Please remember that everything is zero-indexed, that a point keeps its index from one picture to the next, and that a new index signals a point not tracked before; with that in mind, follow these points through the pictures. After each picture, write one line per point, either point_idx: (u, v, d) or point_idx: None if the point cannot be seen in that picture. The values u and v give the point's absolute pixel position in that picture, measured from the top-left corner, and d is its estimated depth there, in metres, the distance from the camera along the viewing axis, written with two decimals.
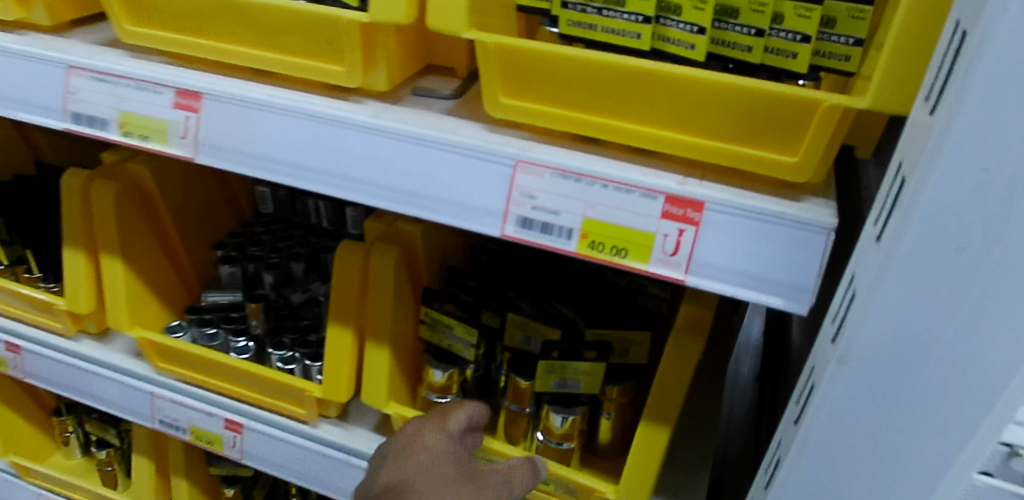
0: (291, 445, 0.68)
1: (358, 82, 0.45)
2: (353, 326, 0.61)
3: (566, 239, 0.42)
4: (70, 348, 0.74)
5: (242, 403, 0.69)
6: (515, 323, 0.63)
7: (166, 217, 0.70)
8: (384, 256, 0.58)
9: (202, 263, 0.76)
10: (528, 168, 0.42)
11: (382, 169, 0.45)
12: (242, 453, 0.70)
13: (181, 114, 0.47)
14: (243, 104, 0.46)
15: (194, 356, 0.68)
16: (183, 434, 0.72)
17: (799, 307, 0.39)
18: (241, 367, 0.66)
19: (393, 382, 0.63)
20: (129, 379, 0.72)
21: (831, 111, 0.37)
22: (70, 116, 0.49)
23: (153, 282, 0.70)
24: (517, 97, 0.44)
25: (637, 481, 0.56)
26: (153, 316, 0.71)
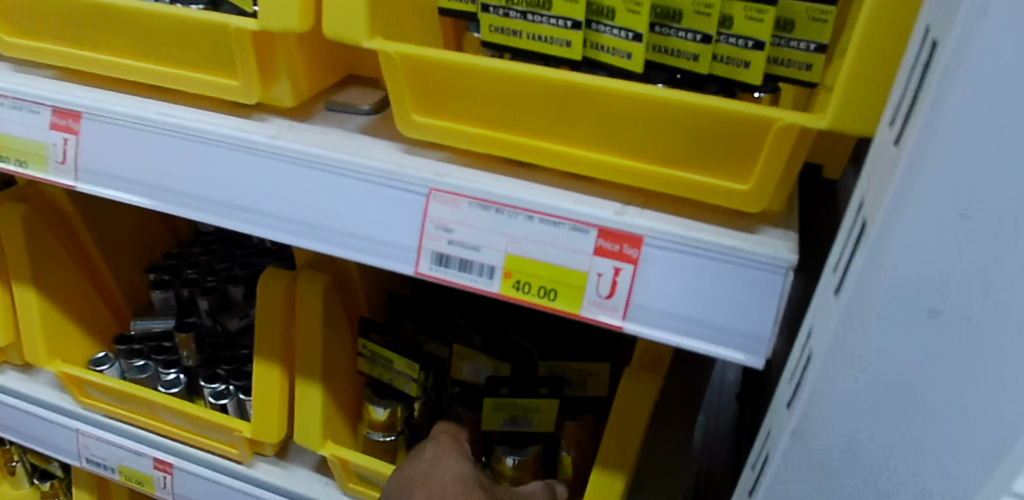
0: (223, 487, 0.62)
1: (256, 98, 0.40)
2: (282, 360, 0.56)
3: (488, 277, 0.36)
4: None
5: (172, 441, 0.64)
6: (461, 355, 0.56)
7: (87, 240, 0.66)
8: (312, 284, 0.53)
9: (133, 288, 0.72)
10: (443, 198, 0.37)
11: (285, 198, 0.39)
12: (173, 495, 0.65)
13: (59, 136, 0.42)
14: (133, 126, 0.41)
15: (117, 391, 0.62)
16: (112, 473, 0.67)
17: (753, 359, 0.33)
18: (166, 404, 0.61)
19: (329, 420, 0.58)
20: (54, 414, 0.67)
21: (786, 131, 0.31)
22: None
23: (74, 311, 0.65)
24: (433, 115, 0.38)
25: None
26: (76, 347, 0.66)
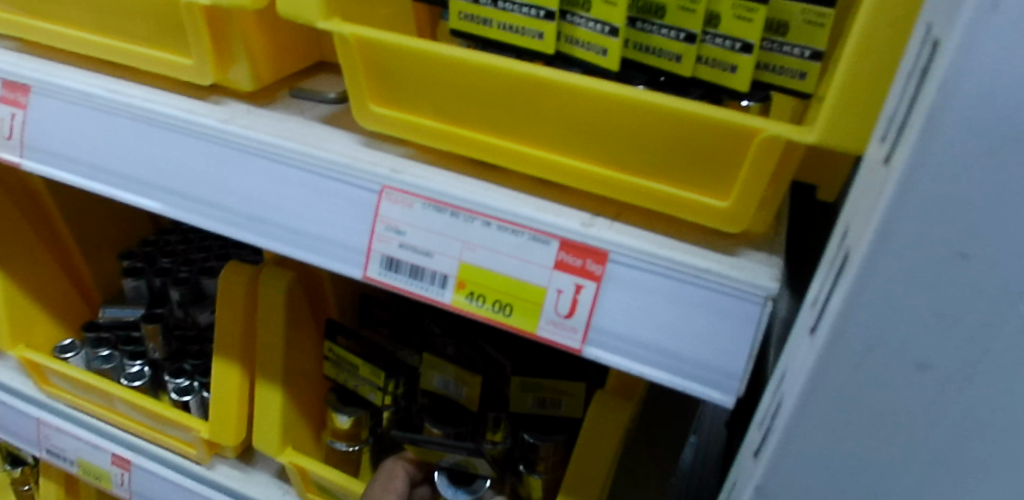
0: (180, 488, 0.59)
1: (209, 78, 0.37)
2: (243, 360, 0.53)
3: (440, 287, 0.33)
4: None
5: (133, 436, 0.61)
6: (430, 364, 0.54)
7: (60, 222, 0.64)
8: (275, 280, 0.50)
9: (106, 274, 0.70)
10: (395, 197, 0.33)
11: (231, 187, 0.37)
12: (131, 493, 0.62)
13: (6, 110, 0.41)
14: (80, 102, 0.39)
15: (79, 381, 0.60)
16: (72, 466, 0.64)
17: (724, 396, 0.30)
18: (124, 397, 0.58)
19: (290, 425, 0.55)
20: (16, 402, 0.65)
21: (770, 144, 0.28)
22: None
23: (42, 294, 0.63)
24: (393, 107, 0.35)
25: None
26: (43, 333, 0.63)
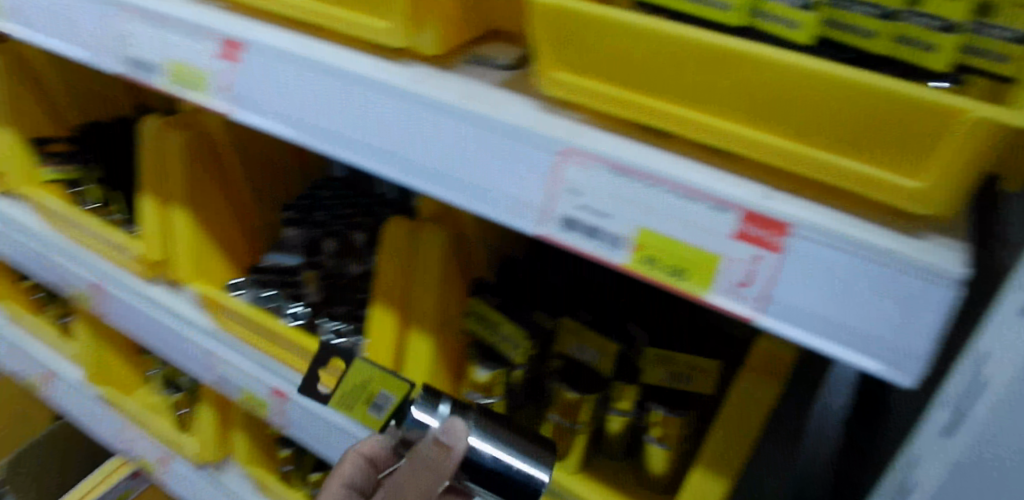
0: (328, 422, 0.65)
1: (403, 41, 0.40)
2: (396, 308, 0.58)
3: (615, 248, 0.35)
4: (140, 292, 0.74)
5: (292, 371, 0.67)
6: (569, 331, 0.57)
7: (232, 174, 0.70)
8: (434, 237, 0.54)
9: (267, 223, 0.76)
10: (577, 159, 0.35)
11: (417, 144, 0.39)
12: (286, 422, 0.68)
13: (223, 64, 0.44)
14: (282, 57, 0.42)
15: (247, 317, 0.67)
16: (235, 393, 0.71)
17: (900, 376, 0.30)
18: (290, 335, 0.64)
19: (436, 373, 0.59)
20: (191, 331, 0.72)
21: (978, 125, 0.28)
22: (128, 62, 0.47)
23: (219, 237, 0.70)
24: (573, 72, 0.37)
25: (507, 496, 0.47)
26: (216, 269, 0.71)
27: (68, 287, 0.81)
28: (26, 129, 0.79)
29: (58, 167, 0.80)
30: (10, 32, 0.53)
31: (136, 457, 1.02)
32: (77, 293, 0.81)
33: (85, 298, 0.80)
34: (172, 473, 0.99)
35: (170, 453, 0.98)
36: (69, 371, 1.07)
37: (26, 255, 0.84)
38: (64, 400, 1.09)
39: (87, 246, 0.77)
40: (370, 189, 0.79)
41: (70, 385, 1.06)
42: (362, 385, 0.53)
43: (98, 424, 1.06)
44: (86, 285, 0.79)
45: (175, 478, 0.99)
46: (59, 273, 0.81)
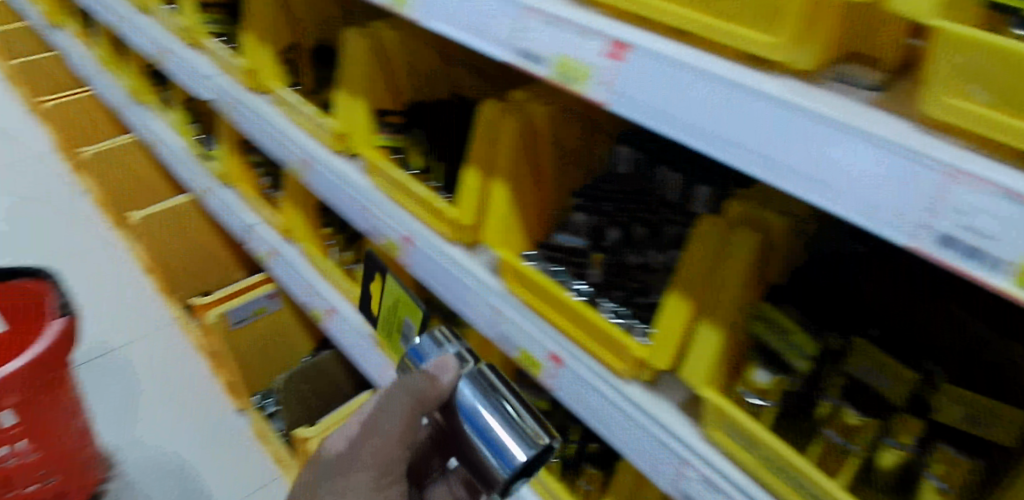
0: (599, 393, 0.71)
1: (786, 56, 0.45)
2: (693, 299, 0.63)
3: (996, 272, 0.36)
4: (445, 251, 0.86)
5: (568, 340, 0.74)
6: (861, 351, 0.57)
7: (545, 158, 0.78)
8: (744, 239, 0.56)
9: (559, 207, 0.84)
10: (966, 180, 0.37)
11: (788, 148, 0.43)
12: (557, 385, 0.75)
13: (608, 62, 0.51)
14: (665, 60, 0.48)
15: (542, 286, 0.74)
16: (513, 351, 0.80)
17: None
18: (575, 306, 0.70)
19: (717, 367, 0.63)
20: (484, 290, 0.82)
21: None
22: (519, 52, 0.57)
23: (521, 212, 0.79)
24: (968, 100, 0.38)
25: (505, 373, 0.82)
26: (513, 239, 0.80)
27: (379, 235, 0.96)
28: (370, 100, 0.94)
29: (392, 135, 0.96)
30: (416, 19, 0.65)
31: None
32: (388, 241, 0.95)
33: (393, 248, 0.94)
34: None
35: None
36: (348, 309, 1.25)
37: (348, 204, 1.00)
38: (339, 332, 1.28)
39: (407, 207, 0.91)
40: (652, 187, 0.82)
41: (348, 321, 1.24)
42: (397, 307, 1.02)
43: (366, 359, 1.22)
44: (398, 237, 0.92)
45: None
46: (375, 223, 0.96)
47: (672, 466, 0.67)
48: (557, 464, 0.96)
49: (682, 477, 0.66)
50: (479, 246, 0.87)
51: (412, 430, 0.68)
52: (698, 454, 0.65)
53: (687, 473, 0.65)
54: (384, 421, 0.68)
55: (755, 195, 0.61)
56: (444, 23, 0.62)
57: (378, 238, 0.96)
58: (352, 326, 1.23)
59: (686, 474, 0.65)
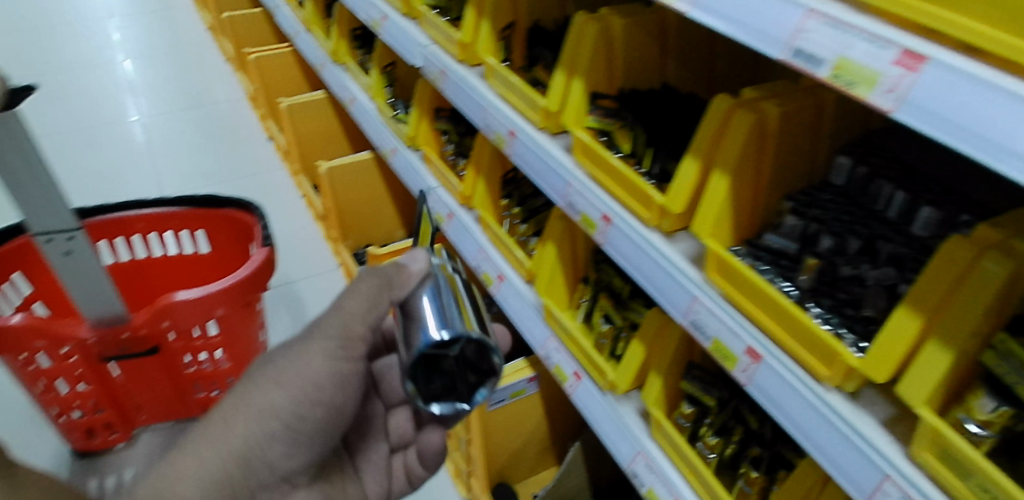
0: (796, 393, 0.72)
1: None
2: (925, 318, 0.62)
3: None
4: (645, 235, 0.88)
5: (769, 339, 0.75)
6: None
7: (768, 160, 0.79)
8: (994, 266, 0.56)
9: (770, 208, 0.85)
10: None
11: None
12: (749, 381, 0.77)
13: (897, 71, 0.52)
14: (963, 74, 0.48)
15: (750, 281, 0.76)
16: (705, 341, 0.81)
17: None
18: (784, 305, 0.72)
19: (938, 389, 0.62)
20: (682, 278, 0.84)
21: None
22: (793, 51, 0.59)
23: (737, 207, 0.81)
24: None
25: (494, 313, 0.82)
26: (724, 233, 0.82)
27: (575, 210, 1.00)
28: (589, 82, 0.98)
29: (600, 119, 0.97)
30: (687, 12, 0.70)
31: (550, 364, 1.22)
32: (584, 218, 0.98)
33: (591, 225, 0.97)
34: (579, 391, 1.16)
35: (583, 370, 1.15)
36: (518, 279, 1.32)
37: (548, 178, 1.04)
38: (504, 298, 1.34)
39: (608, 188, 0.94)
40: (871, 204, 0.82)
41: (518, 290, 1.30)
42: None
43: (528, 329, 1.28)
44: (597, 215, 0.95)
45: (580, 392, 1.15)
46: (573, 198, 1.00)
47: (868, 479, 0.66)
48: (715, 460, 0.97)
49: (878, 492, 0.66)
50: (679, 235, 0.88)
51: (373, 312, 0.79)
52: (899, 471, 0.64)
53: (885, 489, 0.65)
54: (351, 309, 0.79)
55: (1009, 222, 0.60)
56: (718, 20, 0.66)
57: (574, 214, 1.00)
58: (520, 296, 1.29)
59: (883, 489, 0.65)
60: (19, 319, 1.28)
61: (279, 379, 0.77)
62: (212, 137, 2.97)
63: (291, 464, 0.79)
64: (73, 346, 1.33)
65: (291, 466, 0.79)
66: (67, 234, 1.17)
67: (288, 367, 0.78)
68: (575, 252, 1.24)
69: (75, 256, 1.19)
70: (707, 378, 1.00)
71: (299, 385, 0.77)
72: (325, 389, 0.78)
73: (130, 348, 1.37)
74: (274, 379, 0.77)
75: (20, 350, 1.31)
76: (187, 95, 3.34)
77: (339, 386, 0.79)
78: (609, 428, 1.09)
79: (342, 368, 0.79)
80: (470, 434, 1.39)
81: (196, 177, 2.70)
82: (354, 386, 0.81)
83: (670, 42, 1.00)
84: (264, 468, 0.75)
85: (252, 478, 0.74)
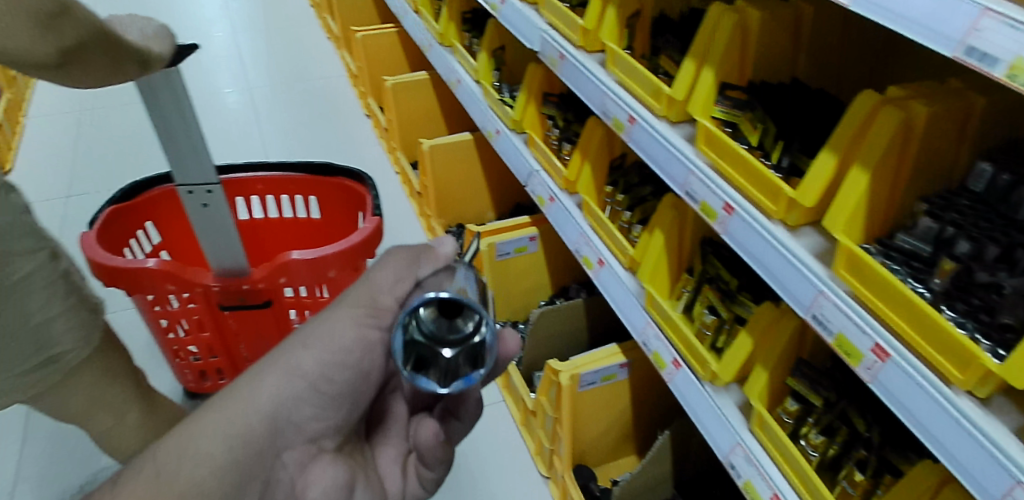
0: (926, 394, 0.71)
1: None
2: None
3: None
4: (769, 228, 0.89)
5: (898, 338, 0.75)
6: None
7: (909, 157, 0.79)
8: None
9: (904, 208, 0.84)
10: None
11: None
12: (873, 378, 0.76)
13: None
14: None
15: (884, 280, 0.75)
16: (828, 336, 0.81)
17: None
18: (916, 303, 0.72)
19: None
20: (807, 272, 0.84)
21: None
22: (965, 48, 0.59)
23: (871, 203, 0.81)
24: None
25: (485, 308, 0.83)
26: (857, 231, 0.82)
27: (694, 199, 1.00)
28: (720, 72, 0.98)
29: (728, 109, 0.98)
30: (847, 7, 0.70)
31: (648, 351, 1.23)
32: (703, 207, 0.98)
33: (711, 215, 0.97)
34: (676, 379, 1.17)
35: (682, 359, 1.16)
36: (618, 265, 1.34)
37: (667, 165, 1.05)
38: (604, 283, 1.37)
39: (732, 179, 0.95)
40: (1008, 211, 0.80)
41: (618, 276, 1.32)
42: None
43: (627, 315, 1.30)
44: (718, 205, 0.95)
45: (678, 380, 1.16)
46: (692, 186, 1.00)
47: (996, 484, 0.65)
48: (816, 459, 0.97)
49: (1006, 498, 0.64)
50: (805, 229, 0.88)
51: (401, 285, 0.75)
52: None
53: (1014, 494, 0.64)
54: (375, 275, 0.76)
55: None
56: (882, 15, 0.67)
57: (693, 203, 1.00)
58: (621, 282, 1.31)
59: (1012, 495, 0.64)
60: (154, 263, 1.40)
61: (308, 340, 0.74)
62: (314, 111, 3.10)
63: (318, 426, 0.74)
64: (197, 292, 1.46)
65: (317, 428, 0.74)
66: (206, 187, 1.29)
67: (320, 331, 0.74)
68: (682, 243, 1.25)
69: (210, 209, 1.32)
70: (815, 375, 1.00)
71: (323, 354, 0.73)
72: (349, 357, 0.75)
73: (246, 299, 1.48)
74: (302, 339, 0.74)
75: (152, 291, 1.44)
76: (292, 69, 3.49)
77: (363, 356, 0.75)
78: (706, 417, 1.10)
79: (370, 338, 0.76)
80: (559, 412, 1.43)
81: (299, 148, 2.83)
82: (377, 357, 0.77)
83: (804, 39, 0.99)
84: (290, 427, 0.71)
85: (280, 437, 0.70)
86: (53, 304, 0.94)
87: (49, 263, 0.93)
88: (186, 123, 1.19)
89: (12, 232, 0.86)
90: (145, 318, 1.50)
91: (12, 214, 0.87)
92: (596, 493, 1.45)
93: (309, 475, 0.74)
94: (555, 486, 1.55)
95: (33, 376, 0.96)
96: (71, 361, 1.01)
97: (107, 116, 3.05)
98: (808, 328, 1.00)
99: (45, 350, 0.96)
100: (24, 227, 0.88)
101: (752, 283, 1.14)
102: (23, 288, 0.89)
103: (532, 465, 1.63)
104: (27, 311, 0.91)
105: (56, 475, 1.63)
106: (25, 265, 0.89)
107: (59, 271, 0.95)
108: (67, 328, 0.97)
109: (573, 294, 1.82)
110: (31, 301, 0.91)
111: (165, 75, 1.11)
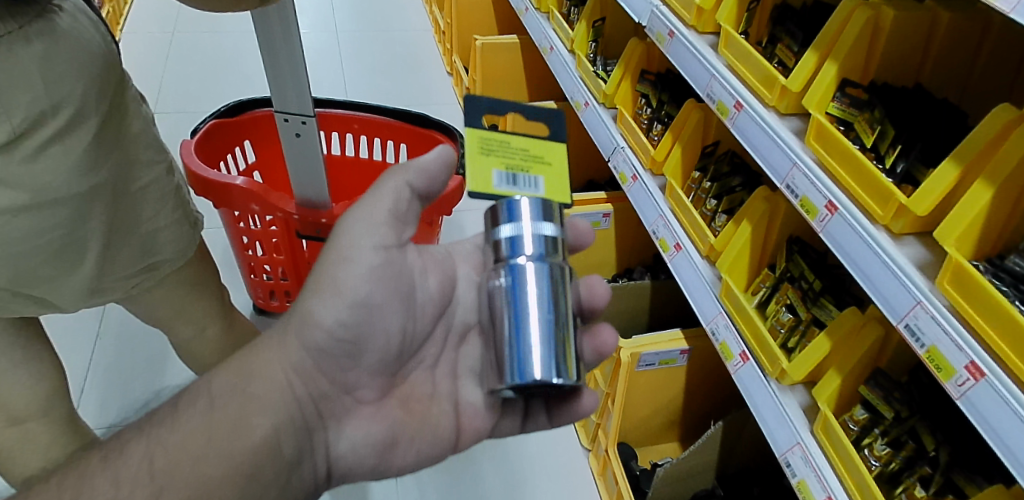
0: (1016, 417, 0.69)
1: None
2: None
3: None
4: (871, 231, 0.87)
5: (996, 360, 0.73)
6: None
7: None
8: None
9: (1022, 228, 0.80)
10: None
11: None
12: (962, 395, 0.74)
13: None
14: None
15: (990, 299, 0.73)
16: (918, 347, 0.79)
17: None
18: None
19: None
20: (907, 280, 0.82)
21: None
22: None
23: (990, 219, 0.78)
24: None
25: (558, 182, 0.71)
26: (969, 245, 0.80)
27: (795, 193, 0.98)
28: (843, 68, 0.96)
29: (844, 107, 0.97)
30: (1004, 13, 0.67)
31: (716, 339, 1.23)
32: (804, 202, 0.96)
33: (811, 211, 0.95)
34: (741, 371, 1.16)
35: (750, 353, 1.15)
36: (694, 252, 1.33)
37: (772, 156, 1.03)
38: (679, 267, 1.36)
39: (840, 179, 0.93)
40: None
41: (694, 262, 1.32)
42: (541, 159, 0.72)
43: (698, 302, 1.29)
44: (820, 202, 0.93)
45: (743, 374, 1.16)
46: (793, 180, 0.99)
47: None
48: (878, 469, 0.95)
49: None
50: (908, 238, 0.87)
51: (395, 197, 0.77)
52: None
53: None
54: (366, 196, 0.77)
55: None
56: None
57: (792, 197, 0.99)
58: (695, 269, 1.31)
59: None
60: (243, 182, 1.48)
61: (308, 320, 0.75)
62: (398, 63, 3.12)
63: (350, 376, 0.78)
64: (280, 217, 1.52)
65: (353, 377, 0.79)
66: (302, 118, 1.33)
67: (345, 246, 0.75)
68: (767, 238, 1.23)
69: (302, 138, 1.35)
70: (891, 387, 0.98)
71: (341, 292, 0.75)
72: (362, 291, 0.75)
73: (322, 233, 1.51)
74: (324, 284, 0.75)
75: (239, 208, 1.52)
76: (379, 18, 3.51)
77: (380, 282, 0.76)
78: (768, 413, 1.09)
79: (393, 254, 0.77)
80: (612, 387, 1.45)
81: (379, 98, 2.86)
82: (400, 279, 0.79)
83: (934, 46, 0.95)
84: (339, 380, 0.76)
85: (319, 393, 0.76)
86: (162, 215, 1.05)
87: (166, 177, 1.04)
88: (293, 54, 1.23)
89: (140, 142, 0.98)
90: (230, 233, 1.60)
91: (144, 125, 0.99)
92: (635, 472, 1.48)
93: (346, 429, 0.79)
94: (595, 459, 1.57)
95: (136, 280, 1.05)
96: (168, 270, 1.10)
97: (199, 41, 3.13)
98: (891, 338, 1.00)
99: (148, 257, 1.05)
100: (151, 139, 1.01)
101: (835, 287, 1.12)
102: (142, 196, 1.00)
103: (575, 437, 1.65)
104: (140, 218, 1.01)
105: (124, 372, 1.73)
106: (147, 176, 1.01)
107: (172, 186, 1.06)
108: (170, 240, 1.07)
109: (637, 276, 1.81)
110: (145, 211, 1.02)
111: (280, 7, 1.15)
